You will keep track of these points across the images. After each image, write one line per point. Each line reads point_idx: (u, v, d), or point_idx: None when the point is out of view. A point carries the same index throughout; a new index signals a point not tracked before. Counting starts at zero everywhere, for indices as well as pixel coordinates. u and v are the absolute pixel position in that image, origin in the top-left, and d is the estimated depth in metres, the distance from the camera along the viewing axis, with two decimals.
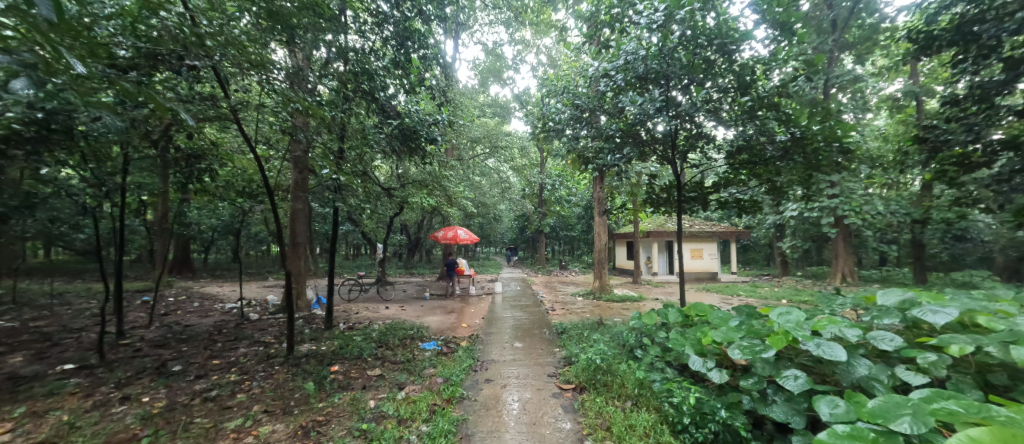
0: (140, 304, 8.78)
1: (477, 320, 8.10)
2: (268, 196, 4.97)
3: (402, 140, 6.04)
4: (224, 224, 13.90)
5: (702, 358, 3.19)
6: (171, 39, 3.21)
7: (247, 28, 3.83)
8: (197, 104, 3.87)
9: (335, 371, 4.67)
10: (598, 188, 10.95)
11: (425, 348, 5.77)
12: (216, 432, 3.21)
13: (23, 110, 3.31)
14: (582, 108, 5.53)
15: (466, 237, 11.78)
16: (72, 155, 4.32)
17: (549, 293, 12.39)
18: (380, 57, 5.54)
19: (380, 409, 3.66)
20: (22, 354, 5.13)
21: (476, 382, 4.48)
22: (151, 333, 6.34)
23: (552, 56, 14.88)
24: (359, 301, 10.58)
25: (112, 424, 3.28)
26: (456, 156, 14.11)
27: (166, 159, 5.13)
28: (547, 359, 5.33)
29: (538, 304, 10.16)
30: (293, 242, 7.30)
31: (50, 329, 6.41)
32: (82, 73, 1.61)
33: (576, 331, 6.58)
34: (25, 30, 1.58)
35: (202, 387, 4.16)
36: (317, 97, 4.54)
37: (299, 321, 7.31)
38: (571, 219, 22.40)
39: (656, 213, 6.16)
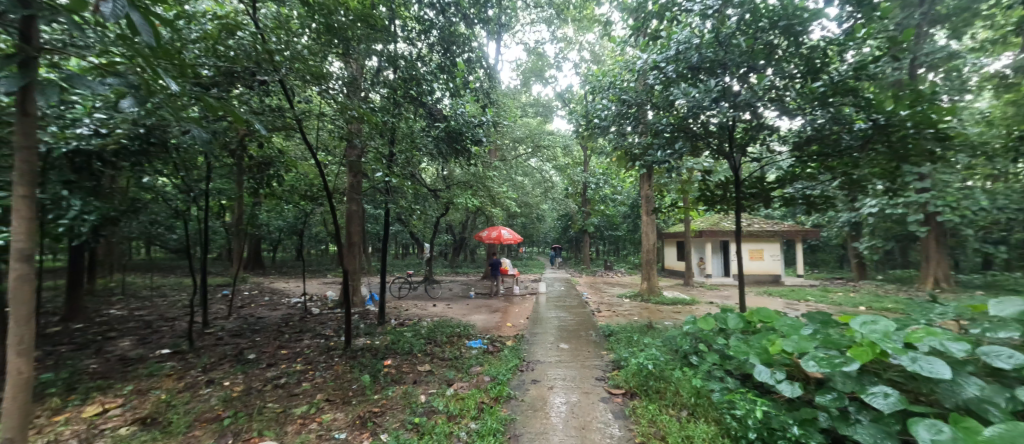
0: (221, 297, 9.77)
1: (522, 320, 8.13)
2: (328, 199, 5.29)
3: (449, 143, 6.19)
4: (288, 225, 15.09)
5: (770, 369, 2.95)
6: (246, 57, 3.53)
7: (309, 43, 4.14)
8: (268, 115, 4.23)
9: (388, 365, 4.88)
10: (646, 186, 10.58)
11: (472, 346, 5.87)
12: (285, 417, 3.47)
13: (129, 127, 3.79)
14: (629, 103, 5.33)
15: (510, 237, 11.86)
16: (166, 165, 4.85)
17: (594, 294, 12.12)
18: (427, 63, 5.72)
19: (430, 404, 3.78)
20: (130, 339, 5.90)
21: (522, 382, 4.49)
22: (230, 324, 7.03)
23: (595, 52, 14.51)
24: (408, 298, 11.02)
25: (200, 404, 3.66)
26: (500, 156, 14.24)
27: (242, 167, 5.63)
28: (594, 361, 5.21)
29: (584, 305, 10.00)
30: (349, 242, 7.75)
31: (150, 317, 7.32)
32: (175, 91, 1.79)
33: (623, 333, 6.37)
34: (131, 54, 1.78)
35: (273, 374, 4.53)
36: (370, 105, 4.81)
37: (354, 317, 7.75)
38: (616, 219, 21.84)
39: (711, 212, 5.81)
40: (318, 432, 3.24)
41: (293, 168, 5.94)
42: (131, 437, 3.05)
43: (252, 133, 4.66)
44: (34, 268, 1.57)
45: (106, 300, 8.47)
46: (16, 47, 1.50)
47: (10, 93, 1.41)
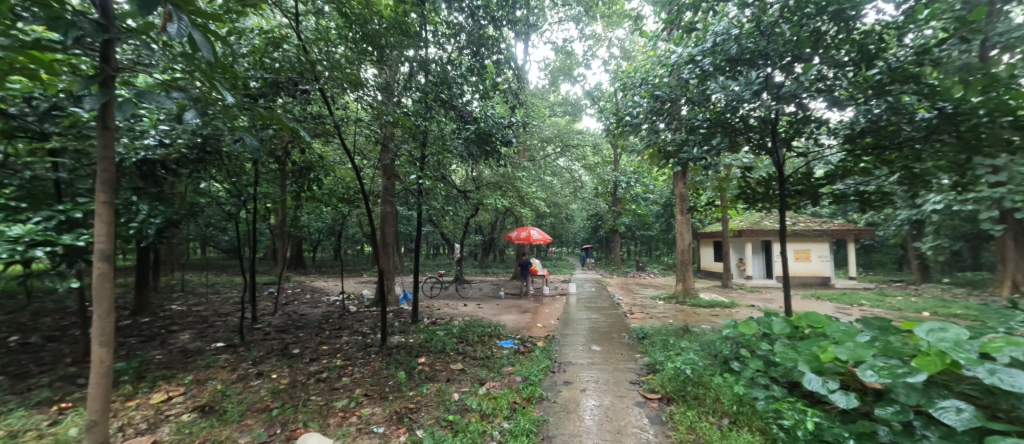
0: (267, 295, 10.36)
1: (553, 321, 8.08)
2: (365, 201, 5.50)
3: (479, 145, 6.25)
4: (327, 226, 15.79)
5: (821, 377, 2.77)
6: (290, 68, 3.75)
7: (347, 53, 4.33)
8: (309, 122, 4.44)
9: (422, 363, 4.99)
10: (680, 184, 10.23)
11: (503, 346, 5.90)
12: (327, 410, 3.64)
13: (189, 137, 4.12)
14: (663, 98, 5.15)
15: (540, 237, 11.82)
16: (219, 172, 5.21)
17: (626, 296, 11.85)
18: (457, 66, 5.83)
19: (464, 402, 3.83)
20: (188, 333, 6.37)
21: (555, 383, 4.46)
22: (276, 321, 7.44)
23: (625, 48, 14.20)
24: (440, 297, 11.22)
25: (251, 395, 3.90)
26: (528, 157, 14.22)
27: (286, 172, 5.95)
28: (627, 364, 5.10)
29: (615, 306, 9.80)
30: (384, 242, 8.00)
31: (206, 313, 7.89)
32: (231, 102, 1.92)
33: (658, 336, 6.19)
34: (191, 70, 1.93)
35: (316, 369, 4.75)
36: (404, 109, 4.96)
37: (389, 315, 7.99)
38: (649, 218, 21.26)
39: (751, 210, 5.54)
40: (357, 426, 3.37)
41: (332, 172, 6.21)
42: (191, 423, 3.29)
43: (296, 139, 4.92)
44: (112, 267, 1.72)
45: (167, 296, 9.19)
46: (98, 68, 1.66)
47: (93, 109, 1.56)
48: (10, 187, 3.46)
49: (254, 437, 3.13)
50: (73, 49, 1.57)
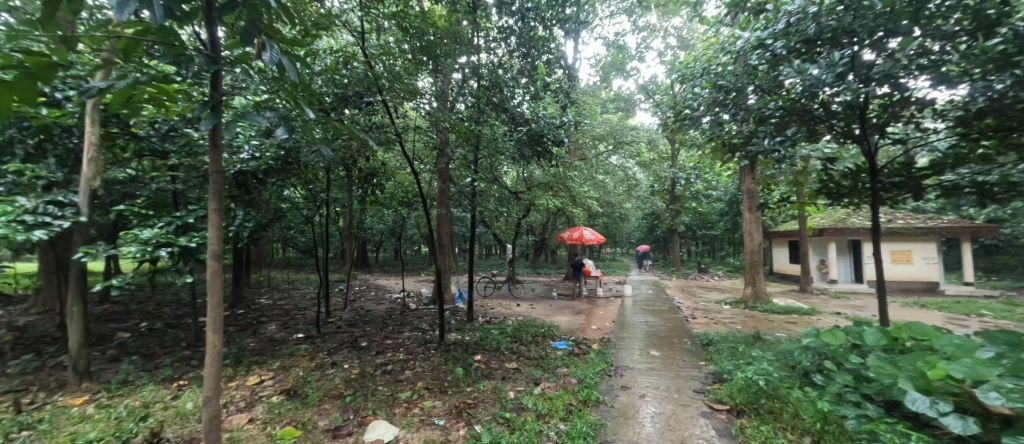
0: (338, 291, 11.24)
1: (608, 323, 7.89)
2: (423, 204, 5.79)
3: (531, 146, 6.21)
4: (388, 228, 16.77)
5: (928, 398, 2.46)
6: (358, 83, 4.07)
7: (407, 65, 4.61)
8: (374, 132, 4.76)
9: (478, 360, 5.14)
10: (748, 180, 9.47)
11: (557, 347, 5.88)
12: (393, 400, 3.89)
13: (274, 150, 4.63)
14: (727, 87, 4.79)
15: (593, 238, 11.58)
16: (297, 180, 5.77)
17: (687, 299, 11.23)
18: (508, 69, 5.95)
19: (519, 401, 3.89)
20: (274, 324, 7.12)
21: (611, 387, 4.37)
22: (346, 315, 8.06)
23: (682, 37, 13.40)
24: (494, 297, 11.43)
25: (327, 382, 4.29)
26: (580, 155, 13.99)
27: (353, 177, 6.43)
28: (690, 372, 4.84)
29: (676, 310, 9.32)
30: (440, 242, 8.31)
31: (288, 307, 8.77)
32: (312, 117, 2.12)
33: (724, 343, 5.81)
34: (277, 91, 2.15)
35: (382, 361, 5.09)
36: (458, 115, 5.17)
37: (446, 313, 8.30)
38: (712, 216, 19.92)
39: (834, 207, 4.99)
40: (420, 417, 3.56)
41: (393, 177, 6.60)
42: (280, 405, 3.70)
43: (362, 149, 5.30)
44: (222, 265, 2.00)
45: (255, 291, 10.32)
46: (209, 94, 1.93)
47: (207, 130, 1.82)
48: (140, 197, 4.19)
49: (331, 421, 3.44)
50: (191, 79, 1.85)
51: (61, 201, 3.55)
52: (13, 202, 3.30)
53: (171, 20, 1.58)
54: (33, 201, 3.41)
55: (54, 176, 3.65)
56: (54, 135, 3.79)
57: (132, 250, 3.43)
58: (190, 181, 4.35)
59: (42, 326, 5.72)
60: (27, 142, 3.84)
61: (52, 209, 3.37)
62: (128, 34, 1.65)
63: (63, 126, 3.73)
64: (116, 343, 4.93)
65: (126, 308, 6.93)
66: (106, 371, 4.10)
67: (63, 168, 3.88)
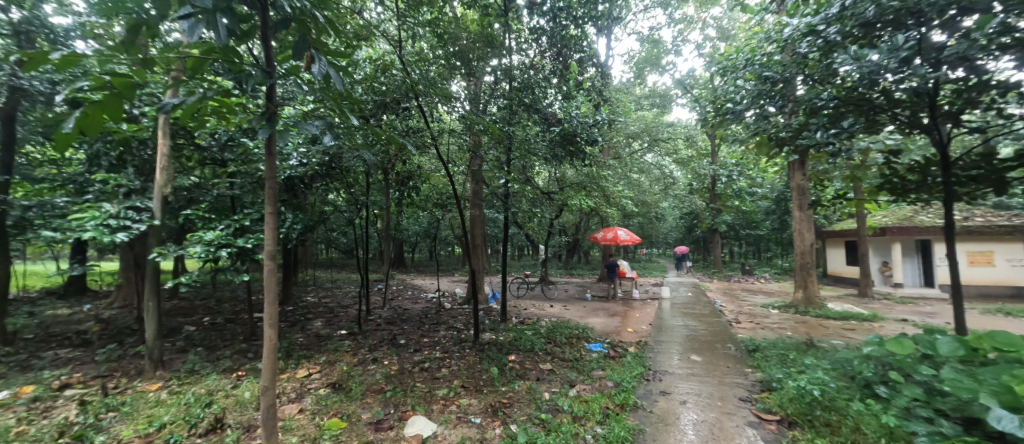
0: (377, 290, 11.69)
1: (645, 326, 7.68)
2: (458, 206, 5.91)
3: (563, 146, 6.07)
4: (423, 230, 17.21)
5: (1017, 416, 2.21)
6: (396, 89, 4.23)
7: (443, 70, 4.75)
8: (412, 136, 4.91)
9: (513, 360, 5.17)
10: (797, 176, 8.90)
11: (592, 349, 5.80)
12: (431, 396, 3.99)
13: (320, 156, 4.89)
14: (774, 78, 4.53)
15: (628, 238, 11.32)
16: (339, 184, 6.05)
17: (730, 303, 10.70)
18: (540, 69, 5.96)
19: (555, 402, 3.88)
20: (320, 321, 7.50)
21: (650, 391, 4.26)
22: (385, 313, 8.36)
23: (722, 27, 12.80)
24: (527, 298, 11.44)
25: (369, 377, 4.46)
26: (613, 154, 13.73)
27: (390, 180, 6.66)
28: (735, 379, 4.62)
29: (718, 314, 8.91)
30: (474, 243, 8.42)
31: (331, 304, 9.21)
32: (355, 123, 2.21)
33: (771, 350, 5.49)
34: (324, 100, 2.27)
35: (419, 358, 5.24)
36: (492, 117, 5.24)
37: (480, 313, 8.41)
38: (756, 216, 18.89)
39: (899, 204, 4.58)
40: (457, 414, 3.63)
41: (428, 180, 6.76)
42: (327, 397, 3.89)
43: (400, 154, 5.48)
44: (276, 264, 2.14)
45: (302, 290, 10.93)
46: (265, 106, 2.08)
47: (263, 139, 1.96)
48: (204, 202, 4.57)
49: (374, 414, 3.59)
50: (249, 93, 1.99)
51: (139, 206, 3.94)
52: (101, 208, 3.70)
53: (231, 39, 1.72)
54: (116, 206, 3.81)
55: (132, 184, 4.06)
56: (132, 147, 4.21)
57: (197, 250, 3.74)
58: (245, 187, 4.68)
59: (123, 319, 6.37)
60: (111, 153, 4.29)
61: (131, 213, 3.75)
62: (196, 54, 1.81)
63: (139, 139, 4.13)
64: (184, 336, 5.40)
65: (191, 304, 7.56)
66: (176, 360, 4.50)
67: (140, 176, 4.30)
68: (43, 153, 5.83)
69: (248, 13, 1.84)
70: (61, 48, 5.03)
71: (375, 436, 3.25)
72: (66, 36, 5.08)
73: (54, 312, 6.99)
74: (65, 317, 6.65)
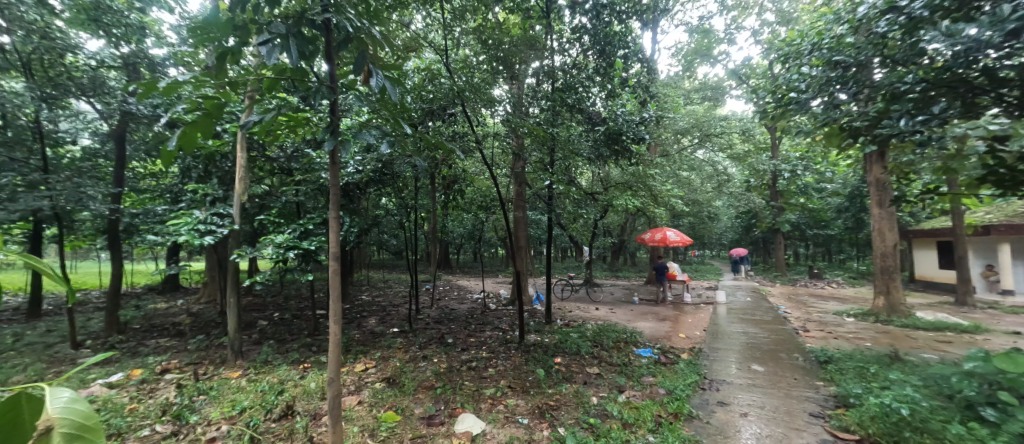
0: (425, 291, 12.09)
1: (698, 332, 7.29)
2: (502, 208, 5.98)
3: (608, 145, 5.96)
4: (468, 231, 17.55)
5: None
6: (443, 96, 4.39)
7: (487, 75, 4.86)
8: (458, 141, 5.05)
9: (559, 363, 5.13)
10: (875, 169, 8.04)
11: (641, 354, 5.61)
12: (479, 395, 4.06)
13: (374, 163, 5.17)
14: (846, 62, 4.23)
15: (678, 239, 10.83)
16: (390, 189, 6.36)
17: (796, 309, 9.86)
18: (583, 68, 5.89)
19: (603, 407, 3.81)
20: (374, 318, 7.91)
21: (706, 401, 4.06)
22: (433, 313, 8.65)
23: (782, 10, 11.85)
24: (571, 300, 11.29)
25: (420, 374, 4.64)
26: (661, 152, 13.18)
27: (436, 184, 6.87)
28: (803, 392, 4.26)
29: (781, 321, 8.25)
30: (518, 245, 8.45)
31: (383, 304, 9.67)
32: (408, 131, 2.31)
33: (845, 362, 5.01)
34: (379, 111, 2.40)
35: (467, 358, 5.35)
36: (536, 119, 5.27)
37: (525, 314, 8.43)
38: (825, 214, 17.26)
39: (1007, 199, 3.98)
40: (504, 414, 3.67)
41: (473, 183, 6.90)
42: (382, 391, 4.10)
43: (447, 160, 5.65)
44: (341, 265, 2.30)
45: (357, 289, 11.57)
46: (329, 119, 2.24)
47: (329, 150, 2.12)
48: (274, 208, 5.01)
49: (425, 409, 3.72)
50: (316, 108, 2.16)
51: (222, 212, 4.40)
52: (192, 215, 4.18)
53: (303, 59, 1.88)
54: (203, 213, 4.28)
55: (217, 193, 4.54)
56: (216, 160, 4.71)
57: (270, 252, 4.12)
58: (308, 194, 5.06)
59: (209, 313, 7.13)
60: (198, 166, 4.83)
61: (216, 219, 4.21)
62: (271, 75, 2.00)
63: (221, 153, 4.62)
64: (258, 330, 5.95)
65: (263, 300, 8.31)
66: (253, 351, 4.97)
67: (222, 186, 4.80)
68: (146, 167, 6.68)
69: (315, 32, 2.00)
70: (158, 74, 5.72)
71: (427, 431, 3.38)
72: (162, 64, 5.76)
73: (155, 306, 7.98)
74: (163, 310, 7.57)
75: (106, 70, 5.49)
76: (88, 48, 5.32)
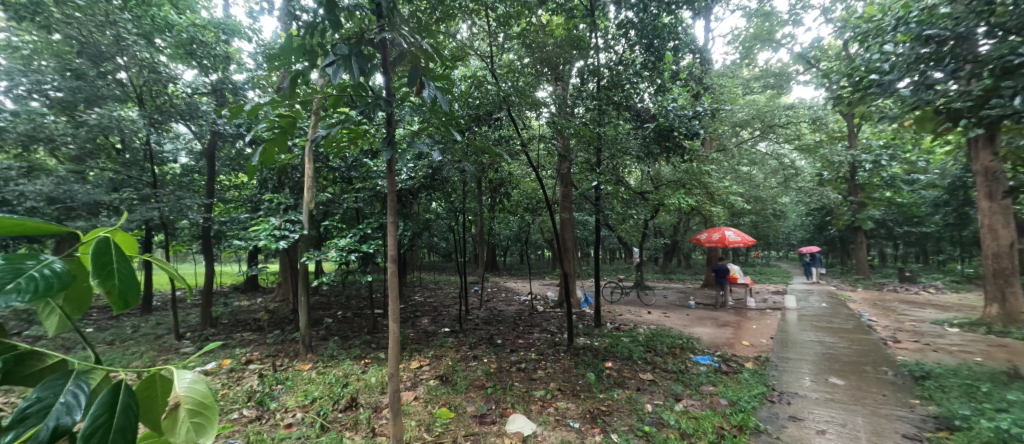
0: (474, 292, 12.36)
1: (764, 340, 6.78)
2: (550, 210, 5.94)
3: (659, 142, 5.71)
4: (514, 233, 17.64)
5: None
6: (489, 102, 4.49)
7: (530, 78, 4.94)
8: (505, 144, 5.13)
9: (610, 367, 5.02)
10: (982, 156, 6.95)
11: (699, 361, 5.34)
12: (529, 397, 4.09)
13: (426, 167, 5.37)
14: (941, 36, 3.73)
15: (738, 239, 10.16)
16: (439, 193, 6.58)
17: (883, 317, 8.81)
18: (630, 64, 5.73)
19: (659, 415, 3.68)
20: (426, 318, 8.23)
21: (775, 415, 3.78)
22: (482, 314, 8.81)
23: None
24: (621, 303, 10.97)
25: (472, 373, 4.75)
26: (717, 146, 12.40)
27: (482, 188, 7.01)
28: (892, 411, 3.83)
29: (863, 330, 7.43)
30: (565, 247, 8.37)
31: (435, 304, 10.01)
32: (458, 138, 2.38)
33: (946, 379, 4.42)
34: (432, 123, 2.51)
35: (516, 359, 5.40)
36: (582, 119, 5.23)
37: (574, 317, 8.33)
38: (916, 209, 15.26)
39: None
40: (555, 416, 3.67)
41: (519, 186, 6.97)
42: (436, 388, 4.26)
43: (494, 164, 5.75)
44: (398, 267, 2.44)
45: (412, 290, 12.09)
46: (386, 132, 2.39)
47: (387, 160, 2.25)
48: (337, 214, 5.41)
49: (478, 408, 3.81)
50: (374, 121, 2.32)
51: (294, 219, 4.85)
52: (268, 222, 4.63)
53: (363, 76, 2.03)
54: (278, 220, 4.73)
55: (288, 201, 5.01)
56: (288, 172, 5.19)
57: (334, 255, 4.46)
58: (366, 200, 5.41)
59: (283, 310, 7.84)
60: (274, 177, 5.33)
61: (289, 225, 4.67)
62: (337, 92, 2.18)
63: (292, 165, 5.07)
64: (324, 327, 6.44)
65: (328, 300, 8.98)
66: (321, 346, 5.39)
67: (294, 195, 5.27)
68: (230, 180, 7.49)
69: (373, 51, 2.15)
70: (239, 97, 6.38)
71: (479, 429, 3.47)
72: (243, 88, 6.44)
73: (239, 303, 8.92)
74: (246, 307, 8.43)
75: (199, 96, 6.23)
76: (185, 79, 6.06)
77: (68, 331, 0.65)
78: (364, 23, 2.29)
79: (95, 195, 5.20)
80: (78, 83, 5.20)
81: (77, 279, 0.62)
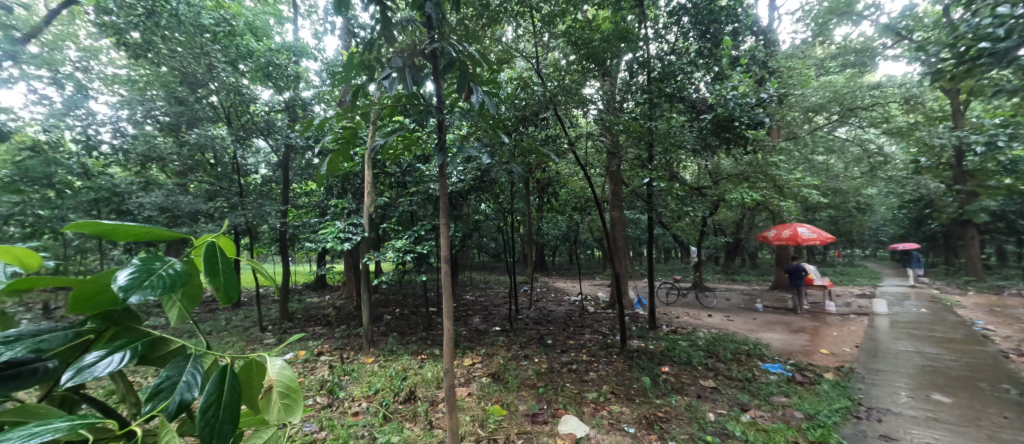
0: (524, 292, 12.42)
1: (846, 349, 6.12)
2: (599, 209, 5.83)
3: (717, 134, 5.33)
4: (564, 233, 17.44)
5: None
6: (536, 102, 4.50)
7: (575, 76, 4.90)
8: (552, 143, 5.11)
9: (666, 372, 4.82)
10: None
11: (768, 370, 4.97)
12: (581, 398, 4.05)
13: (475, 168, 5.49)
14: None
15: (812, 236, 9.28)
16: (487, 195, 6.73)
17: (1002, 326, 7.56)
18: (683, 53, 5.47)
19: (723, 425, 3.50)
20: (478, 317, 8.42)
21: (862, 433, 3.42)
22: (532, 314, 8.85)
23: None
24: (678, 305, 10.46)
25: (523, 372, 4.80)
26: (786, 135, 11.36)
27: (529, 188, 7.06)
28: (1015, 437, 3.31)
29: (972, 341, 6.45)
30: (616, 246, 8.15)
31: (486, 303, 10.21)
32: (505, 140, 2.40)
33: None
34: (480, 126, 2.57)
35: (567, 360, 5.36)
36: (632, 115, 5.08)
37: (626, 318, 8.10)
38: None
39: None
40: (609, 420, 3.61)
41: (567, 185, 6.91)
42: (489, 385, 4.35)
43: (542, 164, 5.75)
44: (451, 267, 2.54)
45: (463, 289, 12.41)
46: (437, 138, 2.48)
47: (438, 165, 2.35)
48: (394, 217, 5.73)
49: (529, 408, 3.83)
50: (427, 127, 2.41)
51: (356, 223, 5.20)
52: (334, 226, 5.01)
53: (416, 85, 2.15)
54: (342, 223, 5.09)
55: (350, 206, 5.41)
56: (350, 179, 5.58)
57: (392, 256, 4.72)
58: (419, 203, 5.66)
59: (348, 307, 8.42)
60: (338, 184, 5.75)
61: (351, 229, 5.06)
62: (392, 102, 2.32)
63: (354, 172, 5.44)
64: (384, 323, 6.83)
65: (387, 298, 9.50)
66: (382, 342, 5.73)
67: (356, 199, 5.65)
68: (301, 187, 8.17)
69: (424, 61, 2.26)
70: (308, 112, 6.93)
71: (532, 428, 3.50)
72: (310, 103, 7.00)
73: (310, 300, 9.71)
74: (316, 304, 9.17)
75: (275, 113, 6.87)
76: (263, 98, 6.73)
77: (185, 321, 0.75)
78: (415, 36, 2.41)
79: (196, 204, 5.94)
80: (181, 107, 5.99)
81: (191, 278, 0.73)
